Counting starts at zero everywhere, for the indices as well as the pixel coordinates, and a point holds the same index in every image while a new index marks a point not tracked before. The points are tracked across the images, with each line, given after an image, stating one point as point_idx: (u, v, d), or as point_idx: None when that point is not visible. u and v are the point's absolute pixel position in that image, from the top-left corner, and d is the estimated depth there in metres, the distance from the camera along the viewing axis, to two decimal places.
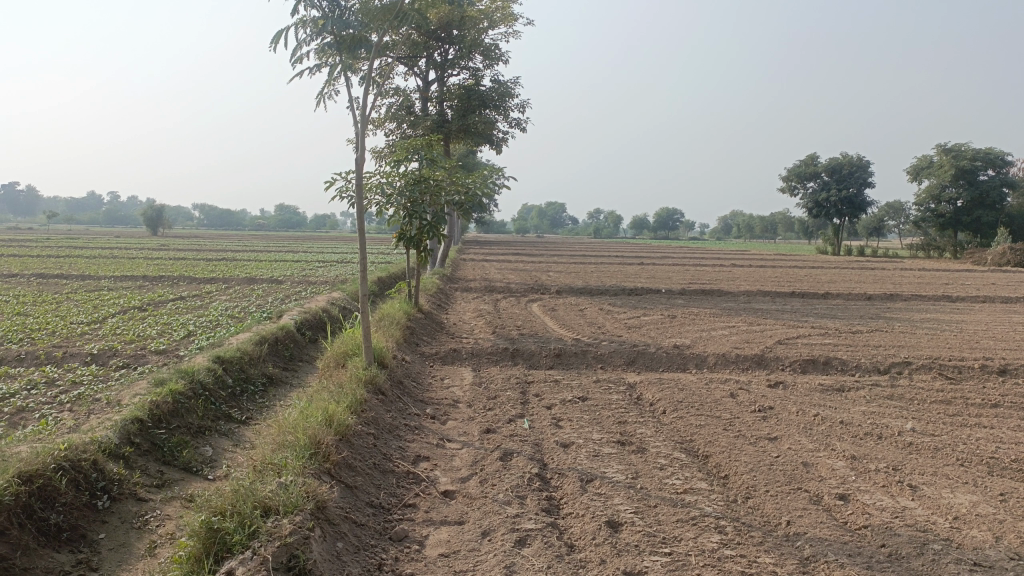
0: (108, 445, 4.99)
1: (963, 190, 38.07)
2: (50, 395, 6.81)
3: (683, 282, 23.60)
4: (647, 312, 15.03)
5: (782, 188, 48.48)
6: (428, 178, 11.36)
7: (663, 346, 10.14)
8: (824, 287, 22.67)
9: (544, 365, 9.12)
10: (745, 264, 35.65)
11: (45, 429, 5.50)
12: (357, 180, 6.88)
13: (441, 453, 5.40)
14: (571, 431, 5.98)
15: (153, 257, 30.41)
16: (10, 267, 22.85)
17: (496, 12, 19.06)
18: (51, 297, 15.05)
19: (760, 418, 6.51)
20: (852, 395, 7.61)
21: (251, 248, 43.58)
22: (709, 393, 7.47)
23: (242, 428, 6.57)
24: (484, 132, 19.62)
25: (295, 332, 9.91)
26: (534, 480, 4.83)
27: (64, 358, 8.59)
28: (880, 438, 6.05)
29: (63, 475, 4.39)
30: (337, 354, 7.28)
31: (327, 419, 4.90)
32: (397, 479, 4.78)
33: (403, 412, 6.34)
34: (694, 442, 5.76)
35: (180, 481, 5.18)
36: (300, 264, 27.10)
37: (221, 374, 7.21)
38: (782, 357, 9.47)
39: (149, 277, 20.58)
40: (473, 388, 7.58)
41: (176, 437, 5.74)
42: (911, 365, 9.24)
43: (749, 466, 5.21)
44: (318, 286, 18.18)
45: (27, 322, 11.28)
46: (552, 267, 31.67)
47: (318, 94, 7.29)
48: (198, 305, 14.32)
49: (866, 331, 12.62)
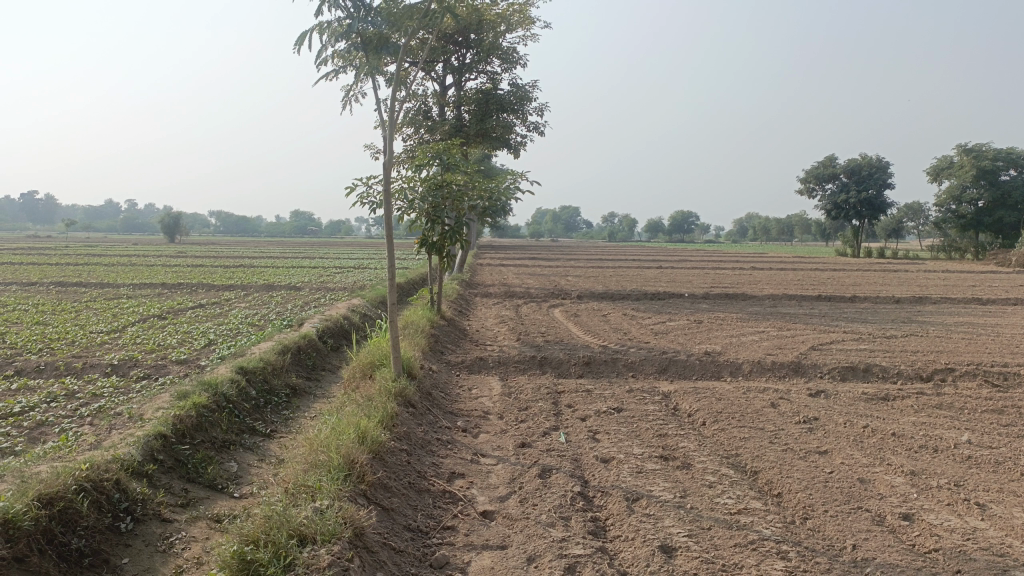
0: (131, 463, 4.78)
1: (984, 190, 37.40)
2: (70, 408, 6.62)
3: (704, 286, 23.28)
4: (672, 317, 14.72)
5: (800, 189, 47.90)
6: (450, 183, 11.10)
7: (695, 354, 9.86)
8: (849, 290, 22.24)
9: (574, 374, 8.86)
10: (765, 266, 35.16)
11: (64, 445, 5.30)
12: (385, 185, 6.64)
13: (476, 470, 5.15)
14: (611, 445, 5.71)
15: (170, 265, 30.35)
16: (29, 277, 22.85)
17: (514, 15, 18.85)
18: (70, 305, 14.94)
19: (807, 430, 6.22)
20: (898, 404, 7.30)
21: (266, 254, 43.58)
22: (749, 403, 7.18)
23: (268, 442, 6.35)
24: (503, 136, 19.39)
25: (317, 341, 9.70)
26: (577, 500, 4.57)
27: (83, 369, 8.42)
28: (936, 452, 5.73)
29: (84, 496, 4.18)
30: (364, 364, 7.06)
31: (359, 435, 4.66)
32: (433, 499, 4.54)
33: (434, 425, 6.10)
34: (741, 456, 5.48)
35: (206, 500, 4.96)
36: (318, 271, 27.00)
37: (244, 386, 7.00)
38: (819, 364, 9.15)
39: (167, 285, 20.50)
40: (503, 399, 7.33)
41: (200, 453, 5.53)
42: (954, 372, 8.89)
43: (803, 484, 4.92)
44: (337, 293, 17.99)
45: (46, 332, 11.13)
46: (570, 271, 31.35)
47: (343, 96, 7.07)
48: (216, 313, 14.17)
49: (901, 337, 12.24)
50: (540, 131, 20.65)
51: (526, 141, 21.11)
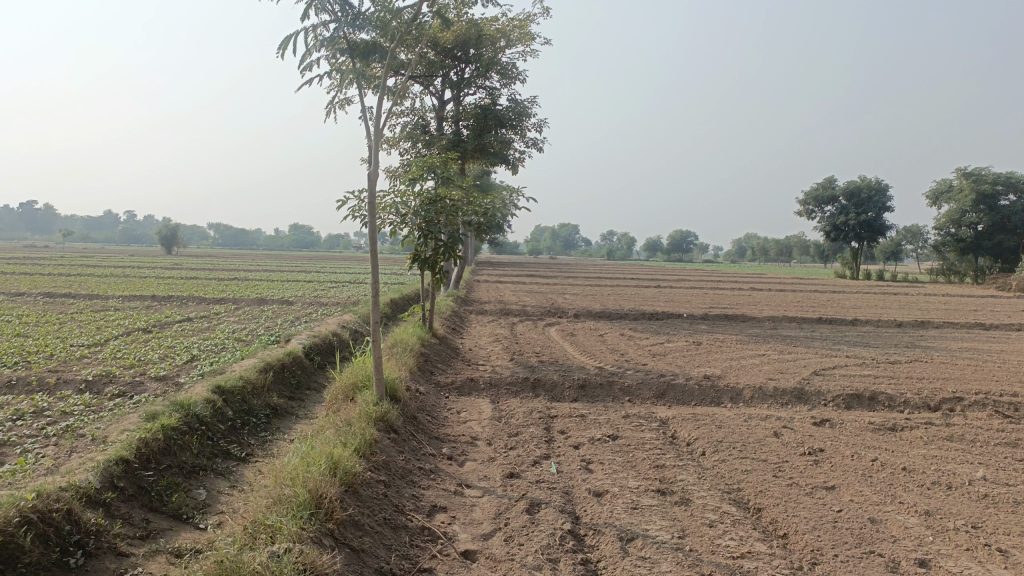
0: (87, 491, 4.43)
1: (984, 214, 37.09)
2: (36, 427, 6.24)
3: (704, 307, 22.97)
4: (671, 338, 14.38)
5: (799, 210, 47.69)
6: (444, 198, 10.78)
7: (694, 377, 9.52)
8: (851, 313, 21.88)
9: (568, 398, 8.50)
10: (763, 288, 34.85)
11: (20, 469, 4.94)
12: (370, 198, 6.31)
13: (460, 503, 4.80)
14: (605, 477, 5.36)
15: (164, 277, 29.91)
16: (18, 286, 22.49)
17: (514, 31, 18.63)
18: (55, 317, 14.58)
19: (812, 463, 5.87)
20: (907, 436, 6.96)
21: (264, 267, 43.16)
22: (751, 431, 6.83)
23: (242, 467, 5.98)
24: (500, 152, 19.14)
25: (303, 358, 9.36)
26: (567, 539, 4.22)
27: (56, 385, 8.05)
28: (950, 489, 5.39)
29: (28, 529, 3.80)
30: (346, 386, 6.74)
31: (332, 466, 4.33)
32: (411, 537, 4.19)
33: (417, 453, 5.76)
34: (744, 491, 5.14)
35: (168, 531, 4.57)
36: (312, 285, 26.78)
37: (220, 407, 6.65)
38: (824, 390, 8.80)
39: (159, 297, 20.14)
40: (492, 423, 6.98)
41: (165, 479, 5.17)
42: (962, 401, 8.53)
43: (810, 524, 4.58)
44: (330, 308, 17.65)
45: (25, 345, 10.77)
46: (568, 289, 30.99)
47: (329, 103, 6.76)
48: (205, 326, 13.85)
49: (905, 363, 11.87)
50: (539, 148, 20.43)
51: (525, 157, 20.90)
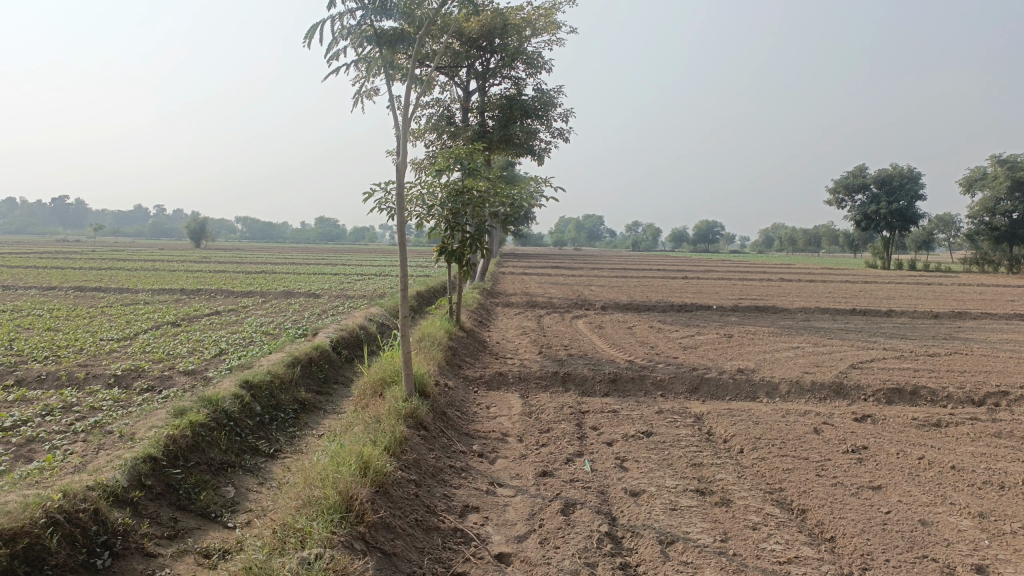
0: (114, 490, 4.35)
1: (1019, 203, 36.16)
2: (64, 423, 6.21)
3: (733, 298, 22.63)
4: (701, 330, 14.12)
5: (829, 200, 46.89)
6: (471, 189, 10.62)
7: (727, 371, 9.31)
8: (884, 304, 21.45)
9: (599, 392, 8.33)
10: (792, 278, 34.31)
11: (48, 467, 4.88)
12: (397, 190, 6.16)
13: (492, 503, 4.66)
14: (641, 476, 5.19)
15: (193, 270, 30.15)
16: (50, 281, 22.74)
17: (539, 20, 18.36)
18: (85, 311, 14.67)
19: (856, 461, 5.66)
20: (952, 432, 6.71)
21: (290, 260, 43.36)
22: (790, 428, 6.62)
23: (271, 463, 5.90)
24: (526, 143, 18.95)
25: (330, 352, 9.28)
26: (604, 542, 4.07)
27: (85, 380, 8.04)
28: (1003, 489, 5.15)
29: (54, 530, 3.73)
30: (374, 381, 6.64)
31: (362, 465, 4.21)
32: (443, 539, 4.07)
33: (447, 450, 5.64)
34: (786, 491, 4.95)
35: (196, 530, 4.48)
36: (338, 277, 26.83)
37: (248, 402, 6.58)
38: (863, 385, 8.53)
39: (187, 290, 20.26)
40: (522, 419, 6.83)
41: (193, 476, 5.10)
42: (1008, 396, 8.21)
43: (858, 527, 4.39)
44: (356, 301, 17.61)
45: (55, 339, 10.82)
46: (594, 281, 30.76)
47: (356, 93, 6.61)
48: (232, 320, 13.86)
49: (944, 355, 11.52)
50: (565, 138, 20.20)
51: (550, 147, 20.70)
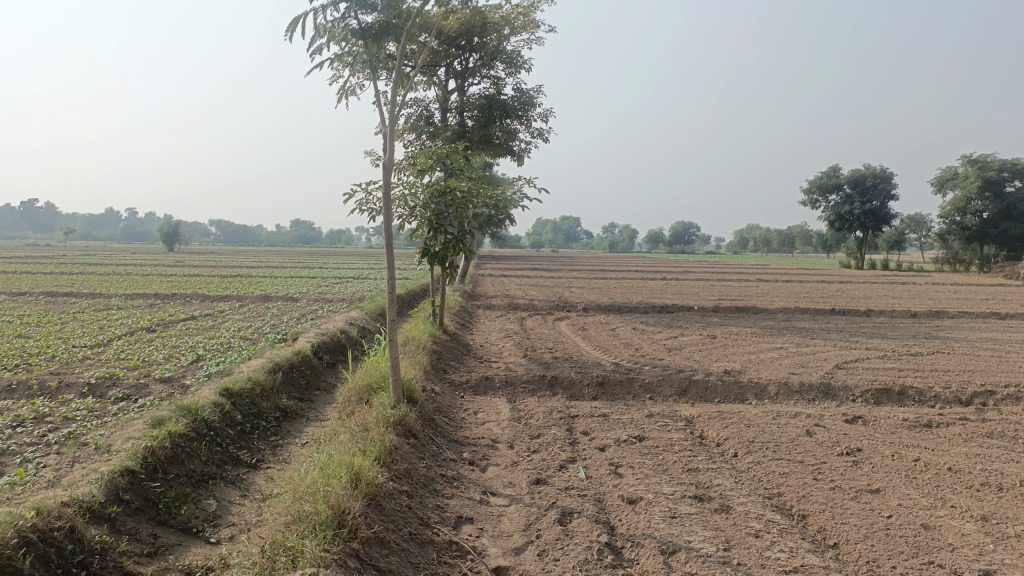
0: (91, 506, 4.15)
1: (989, 202, 36.66)
2: (37, 435, 5.97)
3: (714, 298, 22.65)
4: (684, 331, 14.06)
5: (803, 200, 47.24)
6: (454, 189, 10.43)
7: (714, 373, 9.22)
8: (863, 303, 21.63)
9: (587, 396, 8.22)
10: (770, 278, 34.46)
11: (20, 482, 4.66)
12: (385, 189, 5.99)
13: (487, 513, 4.51)
14: (637, 483, 5.06)
15: (167, 275, 29.58)
16: (19, 286, 22.16)
17: (518, 20, 18.22)
18: (56, 317, 14.28)
19: (852, 464, 5.59)
20: (944, 433, 6.67)
21: (265, 264, 42.73)
22: (783, 430, 6.54)
23: (254, 474, 5.71)
24: (505, 143, 18.84)
25: (311, 357, 9.08)
26: (605, 552, 3.94)
27: (58, 389, 7.77)
28: (1001, 491, 5.09)
29: (27, 551, 3.52)
30: (360, 388, 6.47)
31: (353, 477, 4.06)
32: (438, 552, 3.92)
33: (437, 458, 5.49)
34: (785, 496, 4.86)
35: (178, 546, 4.29)
36: (318, 281, 26.55)
37: (229, 410, 6.38)
38: (851, 385, 8.49)
39: (162, 295, 19.85)
40: (512, 425, 6.69)
41: (173, 490, 4.90)
42: (995, 394, 8.20)
43: (861, 532, 4.30)
44: (335, 304, 17.37)
45: (26, 346, 10.48)
46: (574, 283, 30.68)
47: (340, 90, 6.43)
48: (209, 325, 13.56)
49: (927, 354, 11.54)
50: (544, 138, 20.10)
51: (530, 148, 20.59)
